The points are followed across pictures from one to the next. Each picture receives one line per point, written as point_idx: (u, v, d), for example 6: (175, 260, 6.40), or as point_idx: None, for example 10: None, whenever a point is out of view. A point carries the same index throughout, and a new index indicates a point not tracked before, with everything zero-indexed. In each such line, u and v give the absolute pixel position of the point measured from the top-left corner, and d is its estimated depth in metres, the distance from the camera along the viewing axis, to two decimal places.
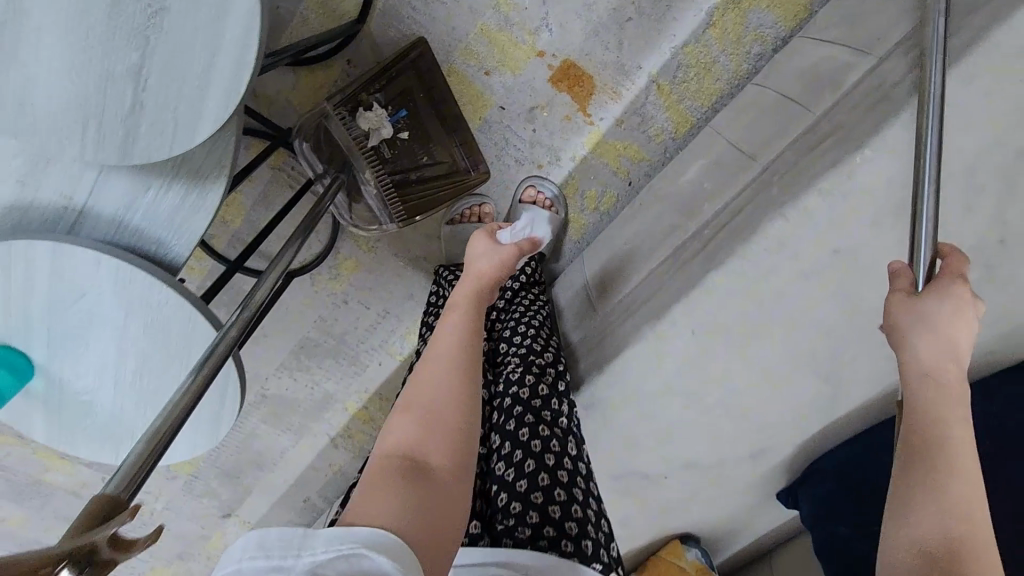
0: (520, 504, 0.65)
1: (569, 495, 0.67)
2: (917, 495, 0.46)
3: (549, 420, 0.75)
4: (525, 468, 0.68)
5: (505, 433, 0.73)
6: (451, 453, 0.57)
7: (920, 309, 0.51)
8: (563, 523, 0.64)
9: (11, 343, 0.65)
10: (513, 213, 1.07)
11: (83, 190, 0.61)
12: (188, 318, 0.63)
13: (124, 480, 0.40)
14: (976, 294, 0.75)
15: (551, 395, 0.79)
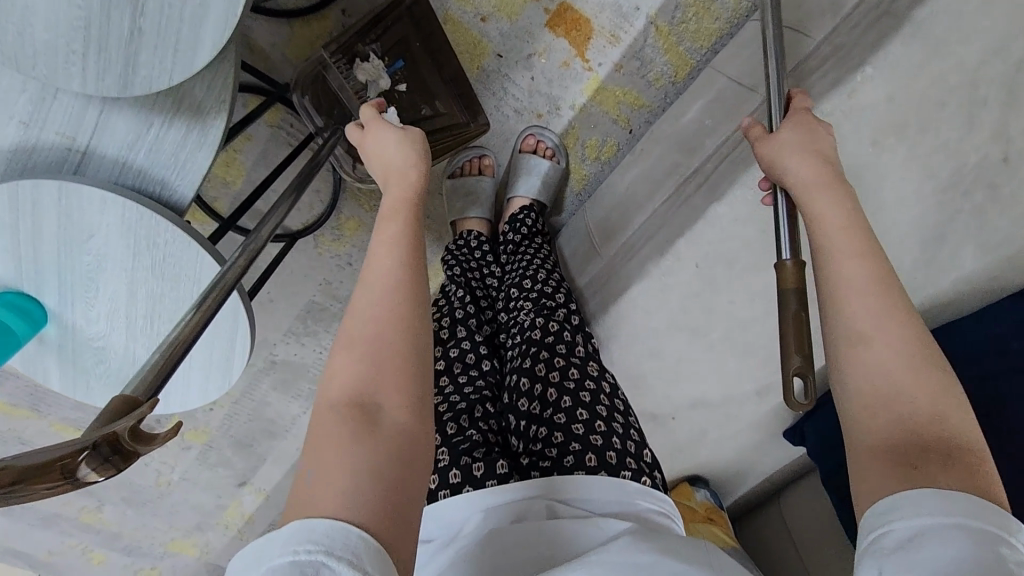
0: (548, 430, 0.71)
1: (592, 413, 0.72)
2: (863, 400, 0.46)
3: (565, 354, 0.78)
4: (548, 401, 0.73)
5: (521, 370, 0.77)
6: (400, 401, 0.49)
7: (808, 204, 0.54)
8: (590, 439, 0.69)
9: (21, 288, 0.66)
10: (516, 163, 1.07)
11: (85, 131, 0.61)
12: (196, 257, 0.64)
13: (141, 379, 0.41)
14: (980, 218, 0.74)
15: (565, 330, 0.82)
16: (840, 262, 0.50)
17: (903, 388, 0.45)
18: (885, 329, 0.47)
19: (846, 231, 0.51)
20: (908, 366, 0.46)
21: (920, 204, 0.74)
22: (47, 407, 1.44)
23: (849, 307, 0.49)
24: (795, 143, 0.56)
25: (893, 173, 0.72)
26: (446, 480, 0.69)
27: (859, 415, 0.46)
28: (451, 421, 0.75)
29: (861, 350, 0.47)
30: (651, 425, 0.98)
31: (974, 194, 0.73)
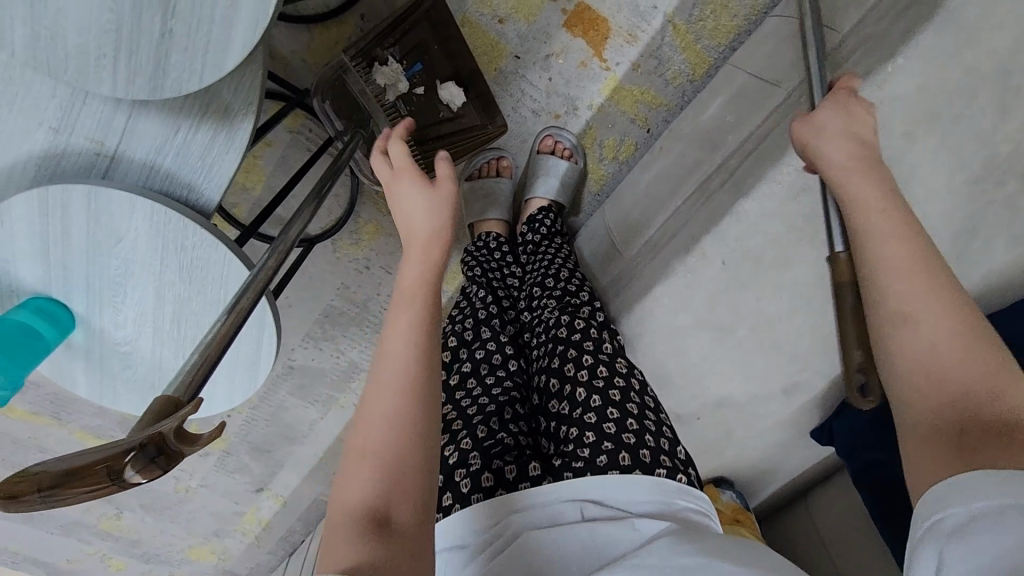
0: (580, 429, 0.70)
1: (623, 412, 0.70)
2: (917, 384, 0.46)
3: (593, 351, 0.77)
4: (578, 402, 0.72)
5: (551, 370, 0.77)
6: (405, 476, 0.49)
7: (845, 184, 0.53)
8: (624, 438, 0.68)
9: (50, 294, 0.66)
10: (534, 164, 1.06)
11: (114, 136, 0.61)
12: (225, 259, 0.64)
13: (179, 386, 0.41)
14: (1013, 209, 0.73)
15: (592, 328, 0.81)
16: (880, 242, 0.50)
17: (954, 367, 0.45)
18: (930, 310, 0.47)
19: (887, 213, 0.51)
20: (961, 348, 0.45)
21: (952, 197, 0.73)
22: (68, 415, 1.45)
23: (889, 288, 0.48)
24: (833, 125, 0.55)
25: (923, 167, 0.71)
26: (480, 485, 0.68)
27: (913, 401, 0.46)
28: (483, 423, 0.74)
29: (908, 333, 0.47)
30: (676, 425, 0.97)
31: (1006, 185, 0.72)
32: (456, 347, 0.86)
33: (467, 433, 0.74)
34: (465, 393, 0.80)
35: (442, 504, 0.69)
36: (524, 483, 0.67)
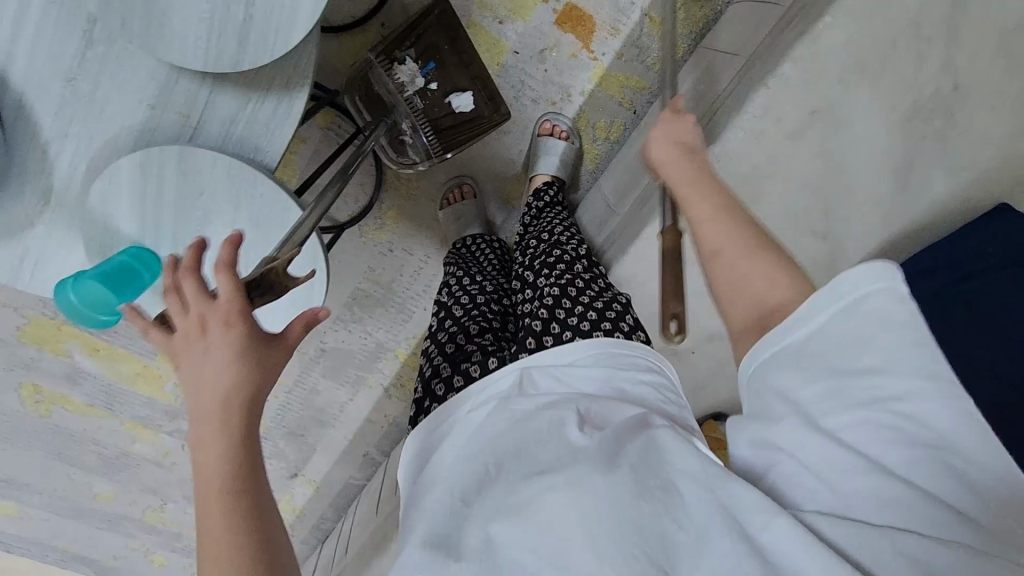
0: (544, 323, 0.83)
1: (597, 316, 0.84)
2: (737, 298, 0.56)
3: (559, 268, 0.92)
4: (543, 302, 0.86)
5: (540, 288, 0.90)
6: (246, 515, 0.45)
7: (664, 169, 0.65)
8: (579, 323, 0.82)
9: (142, 243, 0.79)
10: (537, 145, 1.21)
11: (198, 109, 0.77)
12: (285, 207, 0.79)
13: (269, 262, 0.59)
14: (945, 142, 0.86)
15: (563, 253, 0.94)
16: (693, 204, 0.61)
17: (764, 287, 0.55)
18: (732, 243, 0.57)
19: (689, 187, 0.62)
20: (756, 274, 0.55)
21: (890, 133, 0.86)
22: (120, 407, 1.57)
23: (701, 233, 0.59)
24: (668, 129, 0.67)
25: (863, 107, 0.85)
26: (453, 386, 0.82)
27: (738, 308, 0.56)
28: (452, 342, 0.88)
29: (726, 265, 0.57)
30: (673, 361, 1.08)
31: (935, 119, 0.85)
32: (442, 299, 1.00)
33: (444, 350, 0.87)
34: (443, 326, 0.93)
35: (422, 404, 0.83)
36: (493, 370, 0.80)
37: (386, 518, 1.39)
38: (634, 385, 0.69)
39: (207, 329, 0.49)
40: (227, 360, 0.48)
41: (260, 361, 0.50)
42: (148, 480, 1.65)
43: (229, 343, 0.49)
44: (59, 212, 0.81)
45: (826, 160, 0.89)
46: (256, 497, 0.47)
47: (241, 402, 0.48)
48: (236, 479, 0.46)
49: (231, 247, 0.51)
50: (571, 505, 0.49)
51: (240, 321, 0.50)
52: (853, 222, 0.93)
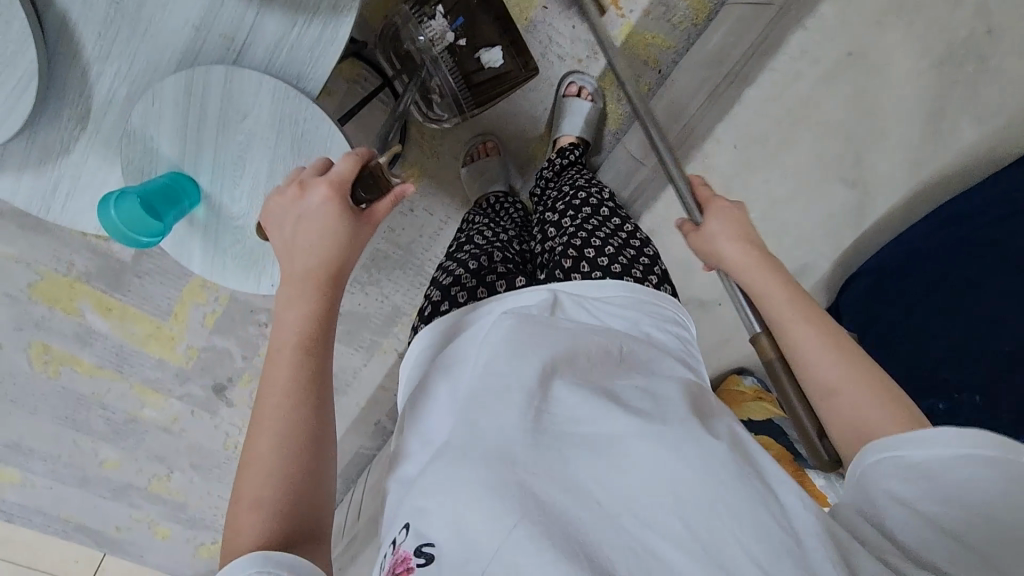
0: (573, 260, 0.78)
1: (621, 245, 0.81)
2: (841, 422, 0.56)
3: (581, 212, 0.87)
4: (570, 241, 0.81)
5: (563, 218, 0.87)
6: (308, 351, 0.56)
7: (734, 270, 0.67)
8: (610, 265, 0.77)
9: (182, 171, 0.79)
10: (562, 105, 1.22)
11: (243, 32, 0.76)
12: (327, 133, 0.78)
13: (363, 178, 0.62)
14: (976, 88, 0.88)
15: (586, 196, 0.90)
16: (784, 321, 0.62)
17: (880, 425, 0.53)
18: (835, 368, 0.58)
19: (775, 302, 0.63)
20: (864, 402, 0.55)
21: (923, 79, 0.88)
22: (129, 369, 1.48)
23: (811, 368, 0.59)
24: (724, 229, 0.69)
25: (895, 51, 0.88)
26: (476, 296, 0.78)
27: (847, 447, 0.56)
28: (474, 259, 0.82)
29: (831, 392, 0.57)
30: (699, 313, 1.09)
31: (967, 64, 0.86)
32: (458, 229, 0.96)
33: (461, 264, 0.82)
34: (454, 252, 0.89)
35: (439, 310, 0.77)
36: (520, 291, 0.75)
37: None
38: (656, 330, 0.67)
39: (308, 194, 0.60)
40: (322, 229, 0.59)
41: (353, 240, 0.60)
42: (156, 445, 1.57)
43: (326, 215, 0.59)
44: (96, 136, 0.79)
45: (856, 105, 0.91)
46: (320, 343, 0.57)
47: (323, 266, 0.58)
48: (306, 324, 0.57)
49: (353, 159, 0.62)
50: (657, 465, 0.46)
51: (340, 202, 0.60)
52: (883, 169, 0.94)
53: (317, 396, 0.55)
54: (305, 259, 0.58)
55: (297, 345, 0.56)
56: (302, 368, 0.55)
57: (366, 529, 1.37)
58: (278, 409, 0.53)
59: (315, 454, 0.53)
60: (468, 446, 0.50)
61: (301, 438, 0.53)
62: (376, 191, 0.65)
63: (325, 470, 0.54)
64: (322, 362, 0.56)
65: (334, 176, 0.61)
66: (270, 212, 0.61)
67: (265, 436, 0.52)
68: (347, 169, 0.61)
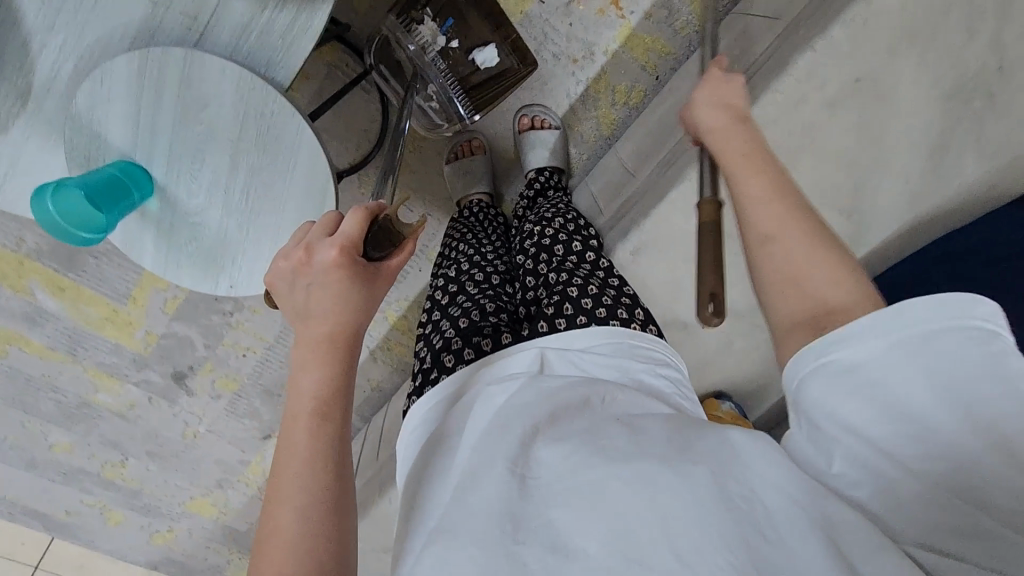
0: (556, 304, 0.73)
1: (601, 284, 0.77)
2: (779, 288, 0.50)
3: (562, 255, 0.83)
4: (551, 287, 0.77)
5: (545, 259, 0.84)
6: (323, 430, 0.48)
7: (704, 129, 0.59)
8: (593, 309, 0.72)
9: (134, 159, 0.72)
10: (520, 142, 1.20)
11: (207, 11, 0.69)
12: (297, 131, 0.72)
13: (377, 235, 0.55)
14: (985, 123, 0.84)
15: (561, 235, 0.87)
16: (744, 177, 0.54)
17: (824, 288, 0.48)
18: (789, 228, 0.51)
19: (742, 160, 0.55)
20: (815, 265, 0.49)
21: (929, 109, 0.85)
22: (84, 352, 1.39)
23: (757, 215, 0.53)
24: (708, 95, 0.60)
25: (905, 77, 0.84)
26: (464, 359, 0.73)
27: (783, 310, 0.50)
28: (463, 315, 0.78)
29: (784, 258, 0.51)
30: (684, 334, 1.05)
31: (975, 100, 0.83)
32: (443, 279, 0.89)
33: (451, 324, 0.78)
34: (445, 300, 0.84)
35: (429, 379, 0.74)
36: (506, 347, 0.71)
37: (369, 482, 1.31)
38: (646, 373, 0.63)
39: (317, 258, 0.52)
40: (333, 293, 0.51)
41: (366, 301, 0.53)
42: (111, 431, 1.47)
43: (335, 278, 0.51)
44: (38, 115, 0.72)
45: (861, 131, 0.87)
46: (338, 417, 0.49)
47: (336, 332, 0.51)
48: (320, 398, 0.49)
49: (360, 213, 0.53)
50: (630, 503, 0.42)
51: (350, 263, 0.52)
52: (881, 200, 0.91)
53: (337, 482, 0.47)
54: (315, 327, 0.51)
55: (311, 424, 0.48)
56: (318, 451, 0.47)
57: None
58: (292, 502, 0.45)
59: (339, 556, 0.45)
60: (457, 520, 0.45)
61: (321, 534, 0.45)
62: (391, 242, 0.56)
63: (349, 572, 0.46)
64: (340, 439, 0.48)
65: (342, 238, 0.52)
66: (274, 278, 0.53)
67: (279, 537, 0.44)
68: (355, 226, 0.53)
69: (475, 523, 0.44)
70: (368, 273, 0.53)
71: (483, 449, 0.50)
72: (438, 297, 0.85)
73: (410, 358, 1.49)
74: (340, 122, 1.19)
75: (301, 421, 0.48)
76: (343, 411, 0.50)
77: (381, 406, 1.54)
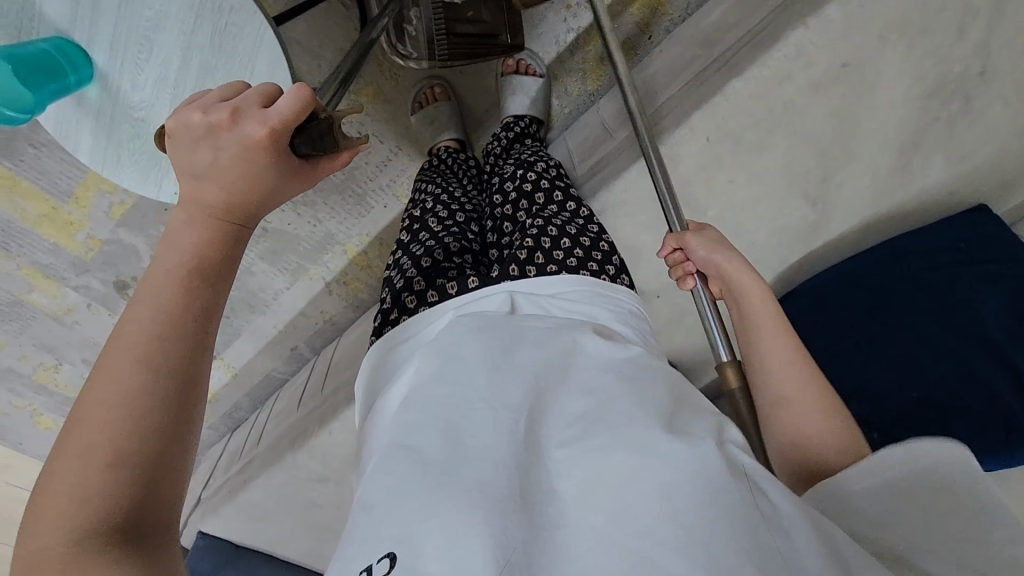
0: (528, 251, 0.71)
1: (579, 230, 0.75)
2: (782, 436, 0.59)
3: (543, 203, 0.81)
4: (525, 233, 0.75)
5: (526, 207, 0.81)
6: (194, 297, 0.44)
7: (701, 257, 0.70)
8: (565, 259, 0.70)
9: (71, 38, 0.67)
10: (503, 85, 1.18)
11: None
12: (258, 31, 0.67)
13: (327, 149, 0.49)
14: (949, 131, 0.86)
15: (543, 180, 0.85)
16: (757, 335, 0.64)
17: (812, 441, 0.57)
18: (794, 382, 0.60)
19: (755, 308, 0.65)
20: (801, 421, 0.58)
21: (908, 107, 0.85)
22: (17, 248, 1.26)
23: (773, 368, 0.61)
24: (704, 239, 0.70)
25: (889, 71, 0.82)
26: (426, 301, 0.71)
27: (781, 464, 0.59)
28: (427, 255, 0.75)
29: (771, 406, 0.61)
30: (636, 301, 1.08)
31: (952, 102, 0.83)
32: (409, 218, 0.86)
33: (414, 257, 0.76)
34: (413, 234, 0.82)
35: (390, 318, 0.72)
36: (470, 289, 0.68)
37: (311, 413, 1.31)
38: (615, 322, 0.62)
39: (239, 128, 0.44)
40: (243, 170, 0.45)
41: (276, 191, 0.48)
42: (44, 335, 1.39)
43: (253, 160, 0.45)
44: None
45: (838, 121, 0.86)
46: (214, 290, 0.45)
47: (231, 208, 0.46)
48: (194, 262, 0.45)
49: (302, 95, 0.44)
50: (641, 477, 0.41)
51: (273, 152, 0.45)
52: (844, 192, 0.93)
53: (195, 357, 0.43)
54: (209, 196, 0.46)
55: (182, 286, 0.44)
56: (181, 318, 0.43)
57: (267, 455, 1.33)
58: (134, 365, 0.41)
59: (180, 430, 0.41)
60: (456, 470, 0.43)
61: (168, 404, 0.41)
62: (328, 145, 0.48)
63: (190, 447, 0.42)
64: (207, 311, 0.44)
65: (273, 119, 0.44)
66: (175, 132, 0.45)
67: (110, 395, 0.40)
68: (293, 106, 0.44)
69: (482, 474, 0.42)
70: (289, 168, 0.47)
71: (466, 390, 0.49)
72: (404, 235, 0.83)
73: (365, 295, 1.47)
74: (313, 36, 1.12)
75: (171, 283, 0.44)
76: (216, 285, 0.45)
77: (333, 338, 1.53)
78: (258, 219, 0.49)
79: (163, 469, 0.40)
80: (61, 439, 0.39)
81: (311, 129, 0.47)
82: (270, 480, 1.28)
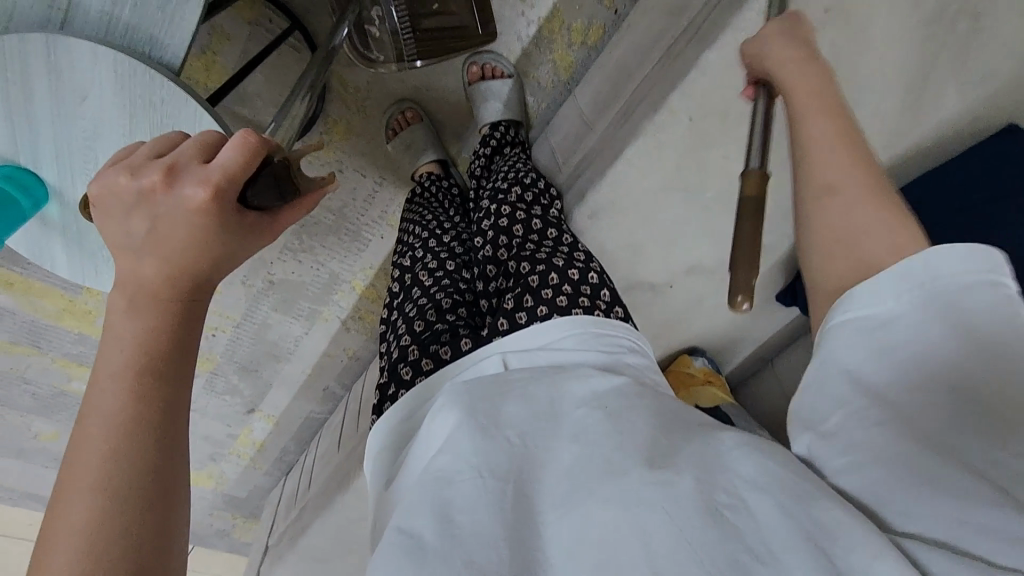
0: (516, 298, 0.68)
1: (567, 264, 0.71)
2: (826, 119, 0.50)
3: (525, 235, 0.77)
4: (513, 277, 0.71)
5: (508, 240, 0.77)
6: (150, 390, 0.42)
7: (768, 49, 0.54)
8: (554, 298, 0.66)
9: (18, 164, 0.65)
10: (473, 93, 1.13)
11: None
12: (195, 116, 0.63)
13: (283, 198, 0.48)
14: (960, 58, 0.77)
15: (523, 211, 0.80)
16: (816, 130, 0.50)
17: (863, 229, 0.47)
18: (852, 189, 0.48)
19: (819, 105, 0.51)
20: (853, 235, 0.47)
21: (908, 40, 0.76)
22: (48, 343, 1.27)
23: (821, 167, 0.50)
24: (785, 34, 0.54)
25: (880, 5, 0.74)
26: (422, 369, 0.68)
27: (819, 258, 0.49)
28: (418, 317, 0.73)
29: (821, 215, 0.49)
30: (652, 293, 1.03)
31: (960, 25, 0.74)
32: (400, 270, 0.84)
33: (406, 320, 0.74)
34: (403, 294, 0.80)
35: (388, 393, 0.70)
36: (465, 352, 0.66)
37: (351, 453, 1.32)
38: (614, 362, 0.57)
39: (177, 190, 0.43)
40: (186, 235, 0.44)
41: (226, 255, 0.46)
42: None
43: (197, 223, 0.44)
44: None
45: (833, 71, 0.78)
46: (172, 381, 0.43)
47: (175, 283, 0.44)
48: (145, 356, 0.43)
49: (242, 144, 0.43)
50: (620, 528, 0.37)
51: (218, 211, 0.44)
52: None
53: (163, 455, 0.41)
54: (150, 275, 0.44)
55: (136, 380, 0.42)
56: (138, 416, 0.41)
57: (319, 499, 1.35)
58: (96, 480, 0.39)
59: (159, 538, 0.39)
60: (431, 536, 0.39)
61: (140, 511, 0.39)
62: (281, 195, 0.47)
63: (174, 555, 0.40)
64: (172, 405, 0.43)
65: (214, 174, 0.43)
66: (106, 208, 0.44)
67: (73, 518, 0.38)
68: (234, 159, 0.43)
69: (456, 544, 0.38)
70: (239, 229, 0.46)
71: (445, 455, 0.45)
72: (396, 293, 0.82)
73: None
74: (272, 86, 1.09)
75: (124, 375, 0.42)
76: (173, 372, 0.43)
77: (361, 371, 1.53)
78: (212, 290, 0.47)
79: (153, 552, 0.38)
80: (41, 544, 0.38)
81: (258, 179, 0.46)
82: (324, 525, 1.30)
